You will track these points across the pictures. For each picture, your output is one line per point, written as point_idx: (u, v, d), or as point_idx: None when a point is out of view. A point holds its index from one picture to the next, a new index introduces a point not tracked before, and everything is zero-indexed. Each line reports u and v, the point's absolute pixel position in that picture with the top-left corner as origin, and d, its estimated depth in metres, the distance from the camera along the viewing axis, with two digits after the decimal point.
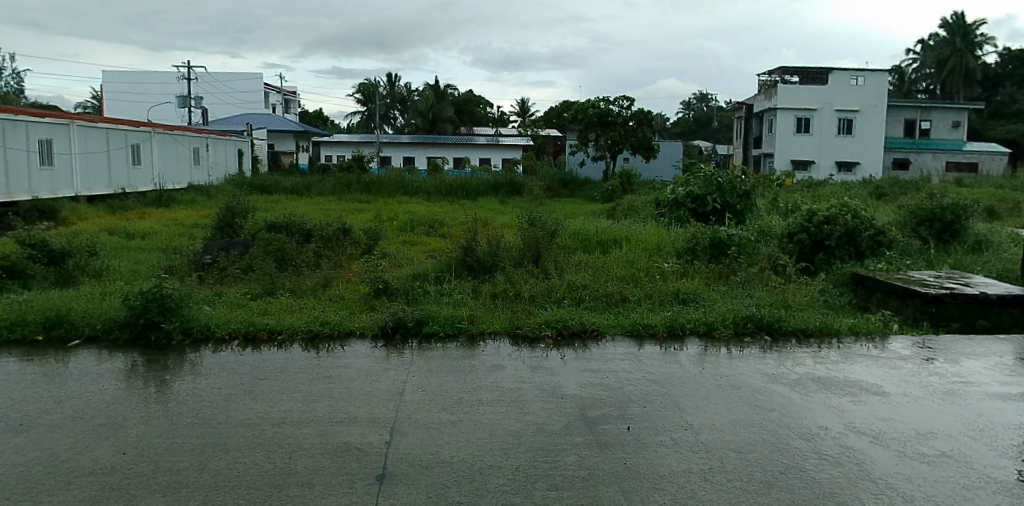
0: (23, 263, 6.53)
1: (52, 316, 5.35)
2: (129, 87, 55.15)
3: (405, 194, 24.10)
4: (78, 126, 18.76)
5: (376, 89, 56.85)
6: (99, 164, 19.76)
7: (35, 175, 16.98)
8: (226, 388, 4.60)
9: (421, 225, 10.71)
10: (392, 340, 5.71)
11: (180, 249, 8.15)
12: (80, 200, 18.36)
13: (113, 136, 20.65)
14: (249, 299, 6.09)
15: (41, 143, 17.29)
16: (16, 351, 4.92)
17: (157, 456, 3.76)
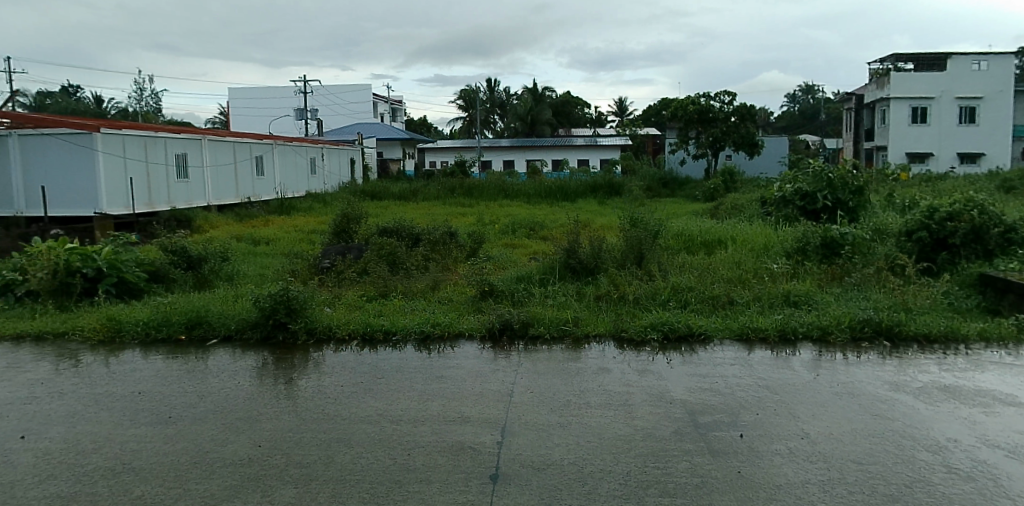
0: (166, 268, 7.15)
1: (191, 317, 5.82)
2: (251, 102, 59.06)
3: (504, 197, 24.47)
4: (209, 140, 20.30)
5: (477, 95, 57.98)
6: (227, 175, 21.30)
7: (172, 187, 18.55)
8: (347, 387, 4.86)
9: (522, 227, 10.84)
10: (499, 342, 5.81)
11: (301, 254, 8.68)
12: (212, 209, 19.92)
13: (240, 149, 22.18)
14: (364, 301, 6.38)
15: (178, 158, 18.88)
16: (163, 349, 5.40)
17: (289, 450, 4.04)
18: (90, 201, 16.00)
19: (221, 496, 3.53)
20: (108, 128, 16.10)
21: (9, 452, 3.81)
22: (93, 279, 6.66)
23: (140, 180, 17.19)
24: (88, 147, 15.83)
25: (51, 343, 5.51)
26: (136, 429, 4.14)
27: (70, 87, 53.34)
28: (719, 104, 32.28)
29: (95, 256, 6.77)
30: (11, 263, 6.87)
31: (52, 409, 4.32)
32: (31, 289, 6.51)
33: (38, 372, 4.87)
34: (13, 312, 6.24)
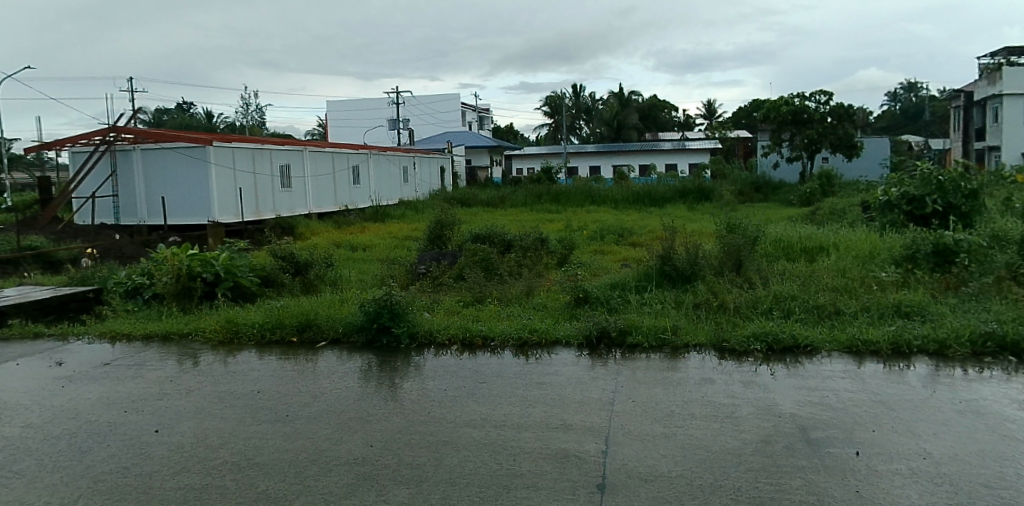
0: (275, 273, 7.49)
1: (301, 320, 6.06)
2: (347, 113, 61.59)
3: (593, 203, 24.41)
4: (310, 151, 21.22)
5: (563, 101, 58.41)
6: (327, 185, 22.21)
7: (278, 197, 19.50)
8: (451, 391, 4.92)
9: (610, 234, 10.76)
10: (597, 349, 5.75)
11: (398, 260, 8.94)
12: (313, 217, 20.81)
13: (338, 159, 23.07)
14: (462, 306, 6.47)
15: (282, 168, 19.86)
16: (277, 350, 5.65)
17: (399, 451, 4.14)
18: (203, 210, 17.08)
19: (338, 493, 3.65)
20: (218, 141, 17.13)
21: (146, 445, 4.13)
22: (212, 283, 7.05)
23: (249, 191, 18.20)
24: (201, 159, 16.91)
25: (177, 342, 5.88)
26: (257, 426, 4.36)
27: (185, 105, 57.60)
28: (814, 104, 31.00)
29: (213, 262, 7.15)
30: (140, 267, 7.33)
31: (180, 406, 4.60)
32: (157, 292, 6.94)
33: (166, 370, 5.21)
34: (144, 313, 6.67)
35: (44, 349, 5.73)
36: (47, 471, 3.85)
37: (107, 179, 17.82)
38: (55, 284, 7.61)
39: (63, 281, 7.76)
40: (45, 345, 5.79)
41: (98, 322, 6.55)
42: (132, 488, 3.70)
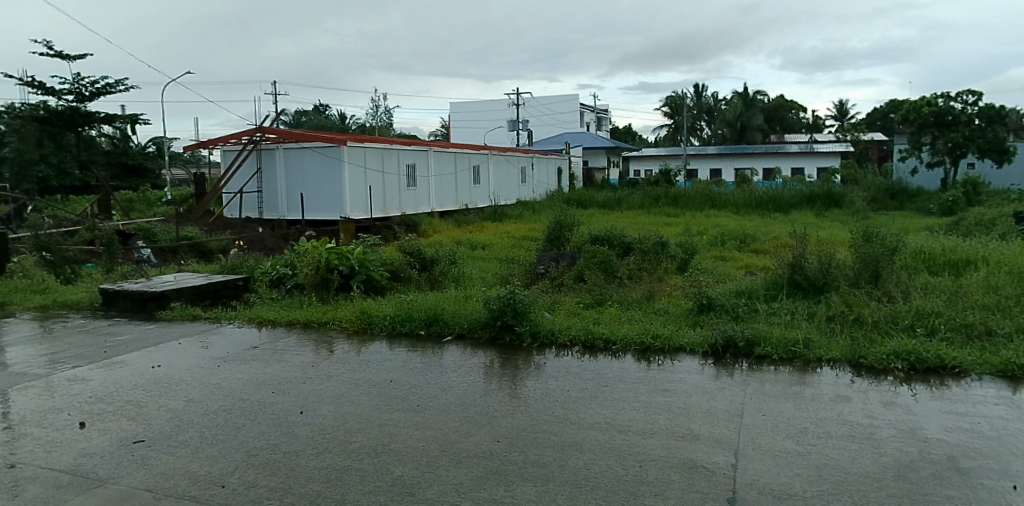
0: (403, 268, 7.80)
1: (429, 315, 6.26)
2: (467, 114, 63.56)
3: (713, 207, 23.76)
4: (434, 151, 21.98)
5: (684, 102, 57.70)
6: (448, 184, 22.93)
7: (403, 195, 20.35)
8: (573, 392, 4.94)
9: (731, 239, 10.40)
10: (722, 359, 5.58)
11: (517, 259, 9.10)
12: (434, 215, 21.57)
13: (460, 159, 23.72)
14: (582, 308, 6.47)
15: (408, 167, 20.72)
16: (406, 342, 5.89)
17: (524, 449, 4.19)
18: (335, 207, 18.12)
19: (468, 485, 3.75)
20: (353, 141, 18.14)
21: (291, 424, 4.47)
22: (347, 275, 7.43)
23: (377, 189, 19.13)
24: (336, 158, 17.92)
25: (315, 330, 6.28)
26: (391, 414, 4.60)
27: (321, 106, 61.54)
28: (961, 105, 28.42)
29: (348, 255, 7.53)
30: (283, 259, 7.85)
31: (320, 390, 4.93)
32: (298, 282, 7.41)
33: (304, 356, 5.57)
34: (286, 301, 7.15)
35: (201, 331, 6.30)
36: (209, 441, 4.27)
37: (253, 176, 19.29)
38: (210, 272, 8.31)
39: (214, 269, 8.44)
40: (202, 328, 6.37)
41: (245, 308, 7.11)
42: (281, 464, 4.03)
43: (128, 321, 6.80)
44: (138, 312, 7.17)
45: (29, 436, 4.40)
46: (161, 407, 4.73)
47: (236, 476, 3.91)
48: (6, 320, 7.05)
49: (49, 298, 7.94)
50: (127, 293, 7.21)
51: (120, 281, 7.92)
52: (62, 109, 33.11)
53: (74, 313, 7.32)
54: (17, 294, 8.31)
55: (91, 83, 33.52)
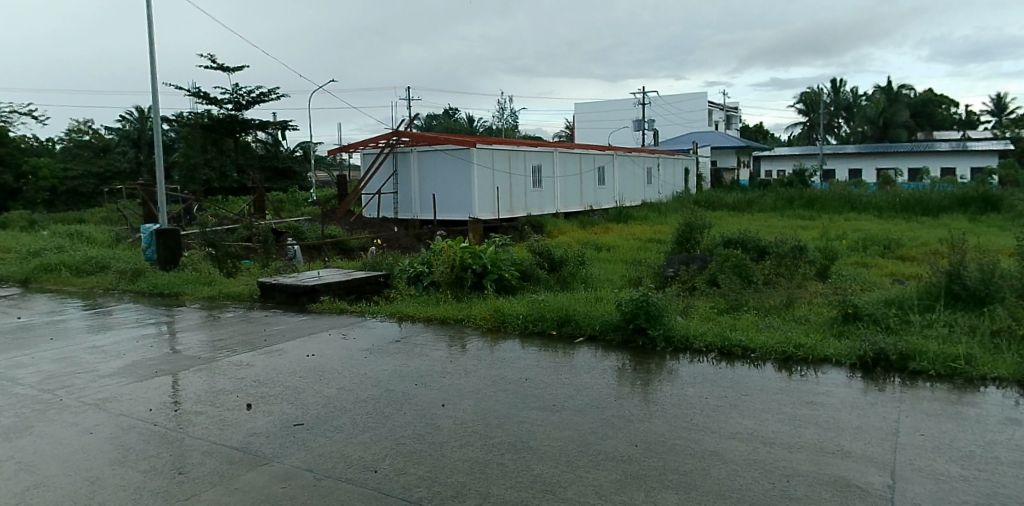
0: (533, 268, 7.92)
1: (561, 315, 6.32)
2: (591, 114, 63.69)
3: (853, 210, 22.33)
4: (560, 153, 22.17)
5: (821, 99, 55.51)
6: (574, 185, 23.04)
7: (530, 196, 20.69)
8: (711, 400, 4.81)
9: (875, 244, 9.77)
10: (872, 373, 5.21)
11: (648, 261, 9.01)
12: (560, 216, 21.76)
13: (585, 160, 23.75)
14: (717, 313, 6.29)
15: (535, 169, 21.04)
16: (538, 341, 6.00)
17: (664, 455, 4.12)
18: (463, 207, 18.74)
19: (609, 488, 3.73)
20: (481, 143, 18.67)
21: (435, 415, 4.75)
22: (480, 274, 7.62)
23: (504, 191, 19.55)
24: (466, 159, 18.49)
25: (451, 326, 6.51)
26: (527, 412, 4.73)
27: (450, 109, 63.95)
28: None
29: (481, 254, 7.72)
30: (420, 257, 8.17)
31: (460, 384, 5.16)
32: (434, 280, 7.68)
33: (438, 352, 5.80)
34: (424, 297, 7.45)
35: (346, 323, 6.73)
36: (360, 429, 4.62)
37: (390, 178, 20.33)
38: (353, 269, 8.82)
39: (356, 267, 8.95)
40: (348, 320, 6.80)
41: (386, 303, 7.50)
42: (428, 453, 4.26)
43: (283, 312, 7.36)
44: (292, 304, 7.73)
45: (205, 413, 4.96)
46: (317, 394, 5.13)
47: (386, 462, 4.19)
48: (180, 308, 7.89)
49: (215, 289, 8.75)
50: (282, 286, 7.80)
51: (276, 276, 8.58)
52: (222, 117, 37.92)
53: (237, 303, 8.04)
54: (191, 284, 9.25)
55: (249, 94, 37.22)
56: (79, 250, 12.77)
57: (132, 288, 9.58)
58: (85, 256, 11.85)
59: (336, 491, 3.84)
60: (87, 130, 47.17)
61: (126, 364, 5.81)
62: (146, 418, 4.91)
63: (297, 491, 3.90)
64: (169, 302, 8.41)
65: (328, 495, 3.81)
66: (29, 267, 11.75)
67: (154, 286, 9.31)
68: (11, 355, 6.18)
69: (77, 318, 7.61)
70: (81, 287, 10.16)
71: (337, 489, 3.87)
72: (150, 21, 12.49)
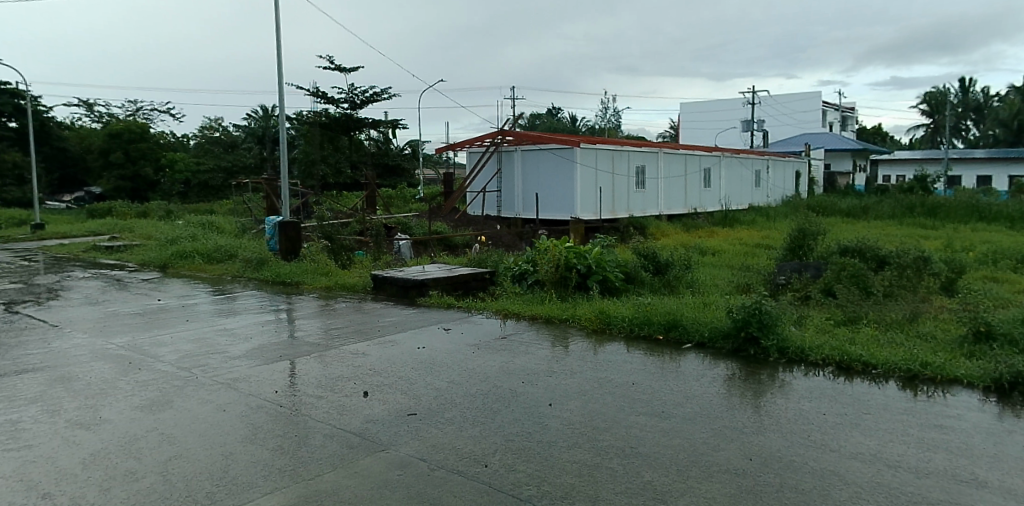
0: (637, 270, 7.90)
1: (668, 319, 6.31)
2: (700, 114, 62.26)
3: (981, 220, 20.80)
4: (664, 153, 21.85)
5: (947, 99, 52.71)
6: (678, 187, 22.66)
7: (632, 197, 20.54)
8: (829, 416, 4.64)
9: (1008, 257, 9.14)
10: (1009, 397, 4.79)
11: (758, 267, 8.85)
12: (663, 218, 21.45)
13: (690, 161, 23.30)
14: (833, 325, 6.07)
15: (639, 169, 20.87)
16: (644, 346, 6.06)
17: (780, 470, 3.97)
18: (565, 207, 18.83)
19: (722, 500, 3.64)
20: (585, 143, 18.70)
21: (543, 415, 4.92)
22: (584, 274, 7.65)
23: (607, 191, 19.51)
24: (569, 159, 18.61)
25: (555, 325, 6.66)
26: (635, 417, 4.80)
27: (554, 108, 64.37)
28: None
29: (586, 255, 7.75)
30: (524, 256, 8.32)
31: (566, 385, 5.37)
32: (539, 279, 7.78)
33: (540, 353, 6.00)
34: (529, 295, 7.56)
35: (454, 318, 7.00)
36: (471, 423, 4.84)
37: (494, 176, 20.69)
38: (458, 264, 9.04)
39: (462, 263, 9.18)
40: (456, 315, 7.07)
41: (492, 300, 7.68)
42: (536, 452, 4.36)
43: (395, 304, 7.68)
44: (403, 297, 8.05)
45: (326, 399, 5.36)
46: (428, 386, 5.47)
47: (496, 457, 4.30)
48: (299, 296, 8.39)
49: (332, 280, 9.21)
50: (393, 279, 8.12)
51: (388, 269, 8.92)
52: (339, 116, 39.78)
53: (351, 294, 8.45)
54: (309, 274, 9.75)
55: (363, 94, 38.62)
56: (212, 239, 13.82)
57: (257, 276, 10.25)
58: (216, 245, 12.76)
59: (448, 482, 3.97)
60: (217, 127, 51.65)
61: (252, 348, 6.33)
62: (272, 400, 5.36)
63: (411, 477, 4.08)
64: (290, 290, 8.94)
65: (440, 485, 3.95)
66: (169, 253, 12.86)
67: (277, 274, 9.90)
68: (155, 333, 6.89)
69: (206, 301, 8.28)
70: (212, 273, 11.01)
71: (449, 480, 4.00)
72: (278, 28, 13.38)
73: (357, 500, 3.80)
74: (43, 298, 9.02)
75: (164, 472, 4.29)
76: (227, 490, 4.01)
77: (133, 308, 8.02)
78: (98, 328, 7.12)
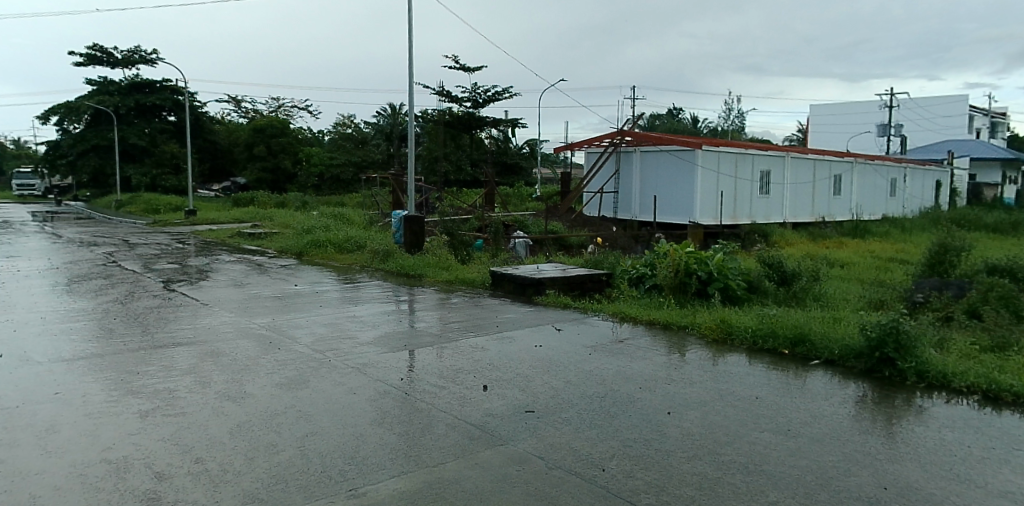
0: (761, 279, 7.83)
1: (795, 334, 6.27)
2: (831, 118, 59.71)
3: None
4: (791, 158, 21.06)
5: None
6: (805, 194, 21.81)
7: (756, 203, 20.04)
8: (974, 449, 4.34)
9: None
10: None
11: (893, 283, 8.45)
12: (787, 226, 20.70)
13: (820, 167, 22.29)
14: (978, 350, 5.74)
15: (763, 174, 20.29)
16: (768, 359, 6.04)
17: (919, 502, 3.72)
18: (685, 211, 18.63)
19: None
20: (708, 146, 18.44)
21: (661, 423, 4.92)
22: (705, 281, 7.61)
23: (728, 196, 19.09)
24: (690, 162, 18.43)
25: (675, 332, 6.76)
26: (759, 433, 4.71)
27: (676, 110, 63.92)
28: None
29: (708, 261, 7.70)
30: (643, 259, 8.36)
31: (686, 394, 5.39)
32: (657, 284, 7.75)
33: (657, 360, 6.07)
34: (646, 300, 7.64)
35: (572, 319, 7.20)
36: (588, 425, 4.91)
37: (612, 176, 20.88)
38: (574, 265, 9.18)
39: (578, 264, 9.33)
40: (573, 316, 7.26)
41: (609, 302, 7.84)
42: (655, 460, 4.35)
43: (513, 301, 7.94)
44: (520, 294, 8.29)
45: (449, 389, 5.63)
46: (545, 385, 5.64)
47: (614, 462, 4.33)
48: (421, 289, 8.80)
49: (452, 274, 9.54)
50: (511, 277, 8.40)
51: (507, 266, 9.16)
52: (462, 115, 44.25)
53: (469, 289, 8.79)
54: (431, 268, 10.13)
55: (486, 92, 40.61)
56: (342, 230, 14.56)
57: (383, 267, 10.82)
58: (346, 236, 13.47)
59: (567, 482, 4.05)
60: (348, 124, 54.23)
61: (378, 337, 6.76)
62: (397, 386, 5.68)
63: (529, 474, 4.18)
64: (413, 283, 9.36)
65: (558, 485, 4.02)
66: (303, 242, 13.73)
67: (401, 267, 10.38)
68: (292, 317, 7.48)
69: (336, 289, 8.84)
70: (344, 262, 11.74)
71: (567, 480, 4.07)
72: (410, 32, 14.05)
73: (477, 491, 3.93)
74: (195, 278, 9.93)
75: (300, 447, 4.62)
76: (357, 469, 4.26)
77: (271, 292, 8.71)
78: (243, 310, 7.81)
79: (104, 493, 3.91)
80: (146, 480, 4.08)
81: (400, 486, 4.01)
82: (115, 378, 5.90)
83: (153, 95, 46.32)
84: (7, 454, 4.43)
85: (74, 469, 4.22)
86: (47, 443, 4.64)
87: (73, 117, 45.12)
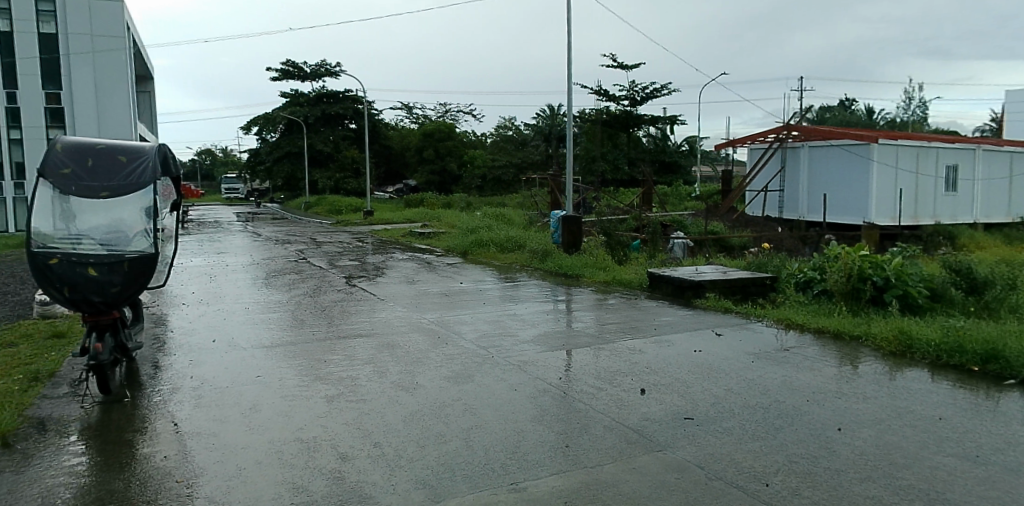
0: (946, 287, 7.36)
1: (987, 349, 5.84)
2: None
3: None
4: (983, 150, 19.32)
5: None
6: (1001, 191, 20.00)
7: (941, 202, 18.72)
8: None
9: None
10: None
11: None
12: (976, 228, 19.08)
13: (1018, 160, 20.32)
14: None
15: (950, 169, 18.83)
16: (954, 376, 5.69)
17: None
18: (860, 211, 17.73)
19: None
20: (886, 138, 17.25)
21: (829, 440, 4.77)
22: (881, 288, 7.32)
23: (908, 192, 17.92)
24: (864, 157, 17.46)
25: (846, 344, 6.53)
26: (940, 457, 4.44)
27: (849, 102, 59.51)
28: None
29: (884, 266, 7.42)
30: (811, 263, 8.18)
31: (858, 410, 5.20)
32: (826, 289, 7.64)
33: (827, 372, 5.91)
34: (814, 306, 7.50)
35: (731, 326, 7.15)
36: (749, 436, 4.88)
37: (777, 175, 20.13)
38: (736, 266, 9.11)
39: (738, 265, 9.42)
40: (732, 323, 7.21)
41: (773, 307, 7.74)
42: (823, 478, 4.23)
43: (671, 305, 8.03)
44: (678, 295, 8.42)
45: (608, 391, 5.81)
46: (705, 392, 5.67)
47: (778, 478, 4.24)
48: (579, 289, 9.07)
49: (610, 274, 9.75)
50: (669, 279, 8.52)
51: (665, 267, 9.31)
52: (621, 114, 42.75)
53: (627, 290, 9.00)
54: (589, 268, 10.37)
55: (643, 90, 40.31)
56: (503, 230, 15.17)
57: (542, 266, 11.21)
58: (507, 236, 14.02)
59: (728, 494, 4.04)
60: (511, 126, 55.51)
61: (539, 335, 7.10)
62: (557, 385, 5.94)
63: (688, 481, 4.22)
64: (570, 282, 9.64)
65: (718, 496, 4.01)
66: (467, 241, 14.47)
67: (560, 266, 10.73)
68: (457, 313, 8.01)
69: (497, 287, 9.30)
70: (506, 260, 12.30)
71: (728, 492, 4.06)
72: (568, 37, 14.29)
73: (634, 494, 4.02)
74: (372, 274, 10.85)
75: (466, 439, 4.98)
76: (519, 465, 4.53)
77: (439, 289, 9.34)
78: (415, 305, 8.47)
79: (297, 468, 4.46)
80: (333, 460, 4.60)
81: (558, 484, 4.20)
82: (306, 364, 6.66)
83: (337, 104, 49.60)
84: (222, 429, 5.18)
85: (274, 446, 4.85)
86: (252, 420, 5.37)
87: (271, 126, 50.08)
